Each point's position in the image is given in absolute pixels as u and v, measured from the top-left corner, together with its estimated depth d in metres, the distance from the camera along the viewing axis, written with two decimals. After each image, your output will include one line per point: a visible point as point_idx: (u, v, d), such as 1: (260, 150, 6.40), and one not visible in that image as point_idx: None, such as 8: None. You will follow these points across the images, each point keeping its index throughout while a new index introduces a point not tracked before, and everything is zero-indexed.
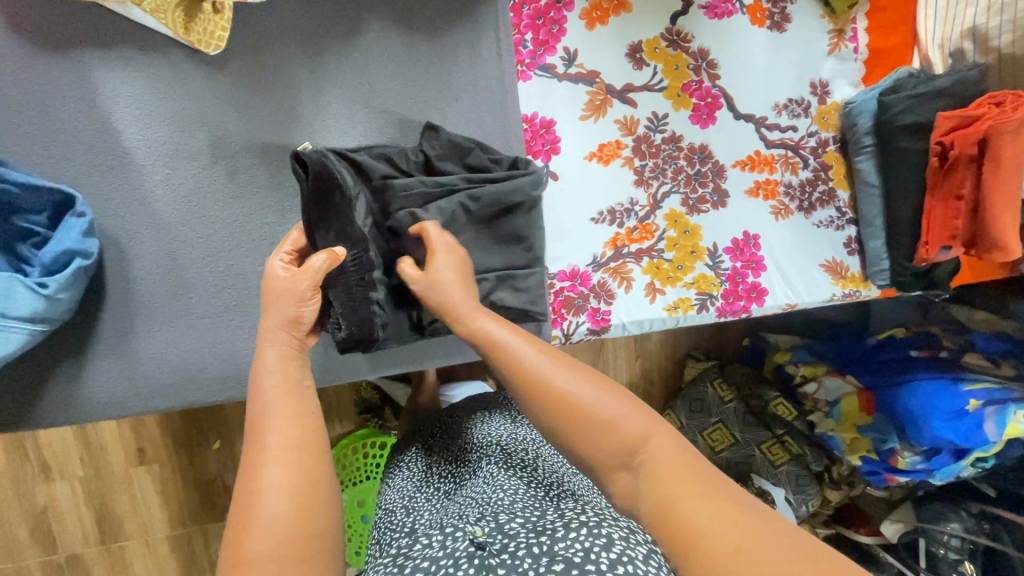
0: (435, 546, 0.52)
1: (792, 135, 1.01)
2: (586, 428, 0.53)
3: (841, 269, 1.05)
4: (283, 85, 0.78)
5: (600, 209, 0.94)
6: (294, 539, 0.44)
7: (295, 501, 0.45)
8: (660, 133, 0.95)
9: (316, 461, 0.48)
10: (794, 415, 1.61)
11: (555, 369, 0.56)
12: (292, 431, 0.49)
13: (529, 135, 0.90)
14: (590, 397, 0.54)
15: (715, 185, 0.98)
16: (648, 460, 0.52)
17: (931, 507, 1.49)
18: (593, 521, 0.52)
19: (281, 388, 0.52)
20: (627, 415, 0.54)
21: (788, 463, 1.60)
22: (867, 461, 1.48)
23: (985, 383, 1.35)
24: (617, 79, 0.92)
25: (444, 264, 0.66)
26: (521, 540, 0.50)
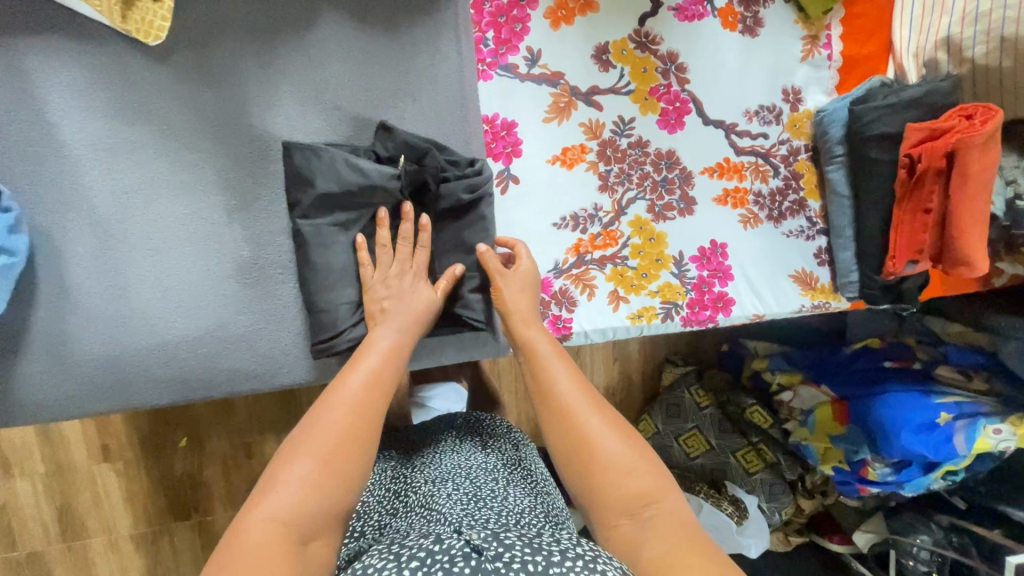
0: (427, 545, 0.50)
1: (763, 143, 0.99)
2: (603, 467, 0.59)
3: (810, 280, 1.03)
4: (230, 79, 0.75)
5: (563, 215, 0.91)
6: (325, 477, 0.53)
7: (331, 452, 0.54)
8: (626, 138, 0.92)
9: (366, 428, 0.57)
10: (769, 422, 1.62)
11: (590, 409, 0.62)
12: (357, 402, 0.58)
13: (490, 137, 0.87)
14: (615, 438, 0.60)
15: (682, 193, 0.96)
16: (657, 517, 0.56)
17: (902, 519, 1.48)
18: (589, 554, 0.51)
19: (368, 371, 0.62)
20: (645, 470, 0.58)
21: (761, 471, 1.60)
22: (840, 471, 1.47)
23: (956, 397, 1.35)
24: (582, 82, 0.89)
25: (511, 287, 0.76)
26: (517, 551, 0.48)
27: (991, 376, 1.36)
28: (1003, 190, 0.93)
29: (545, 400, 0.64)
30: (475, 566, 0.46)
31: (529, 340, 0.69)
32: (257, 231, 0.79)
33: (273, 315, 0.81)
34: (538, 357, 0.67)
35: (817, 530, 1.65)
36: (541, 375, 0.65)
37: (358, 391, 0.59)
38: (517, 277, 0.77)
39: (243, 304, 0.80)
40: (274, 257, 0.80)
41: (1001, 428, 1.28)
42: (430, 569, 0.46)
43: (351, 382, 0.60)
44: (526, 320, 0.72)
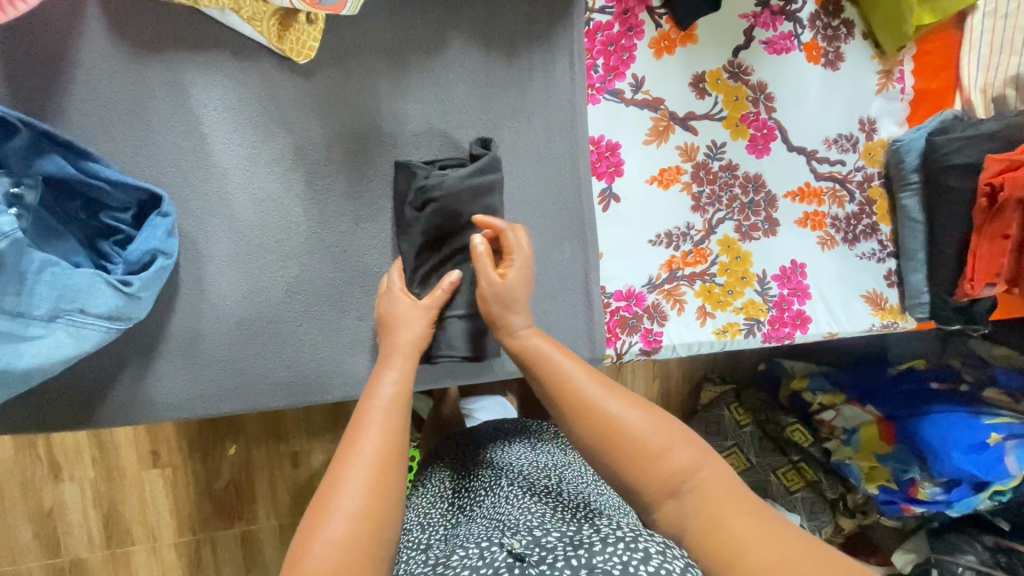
0: (473, 556, 0.55)
1: (840, 169, 1.04)
2: (635, 448, 0.56)
3: (880, 301, 1.08)
4: (366, 97, 0.80)
5: (658, 232, 0.95)
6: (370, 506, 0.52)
7: (378, 470, 0.54)
8: (717, 161, 0.97)
9: (401, 437, 0.59)
10: (809, 442, 1.63)
11: (605, 392, 0.60)
12: (385, 429, 0.58)
13: (594, 157, 0.91)
14: (643, 415, 0.59)
15: (766, 214, 1.01)
16: (698, 486, 0.55)
17: (946, 539, 1.51)
18: (630, 536, 0.53)
19: (387, 398, 0.62)
20: (678, 441, 0.57)
21: (802, 489, 1.63)
22: (883, 491, 1.50)
23: (1005, 418, 1.39)
24: (680, 107, 0.94)
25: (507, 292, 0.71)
26: (559, 553, 0.51)
27: None
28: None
29: (559, 401, 0.62)
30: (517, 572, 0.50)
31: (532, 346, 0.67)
32: (381, 241, 0.82)
33: None
34: (542, 360, 0.66)
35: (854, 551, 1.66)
36: (550, 374, 0.64)
37: (385, 412, 0.60)
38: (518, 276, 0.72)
39: (364, 310, 0.83)
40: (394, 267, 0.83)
41: None
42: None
43: (377, 408, 0.60)
44: (520, 320, 0.70)
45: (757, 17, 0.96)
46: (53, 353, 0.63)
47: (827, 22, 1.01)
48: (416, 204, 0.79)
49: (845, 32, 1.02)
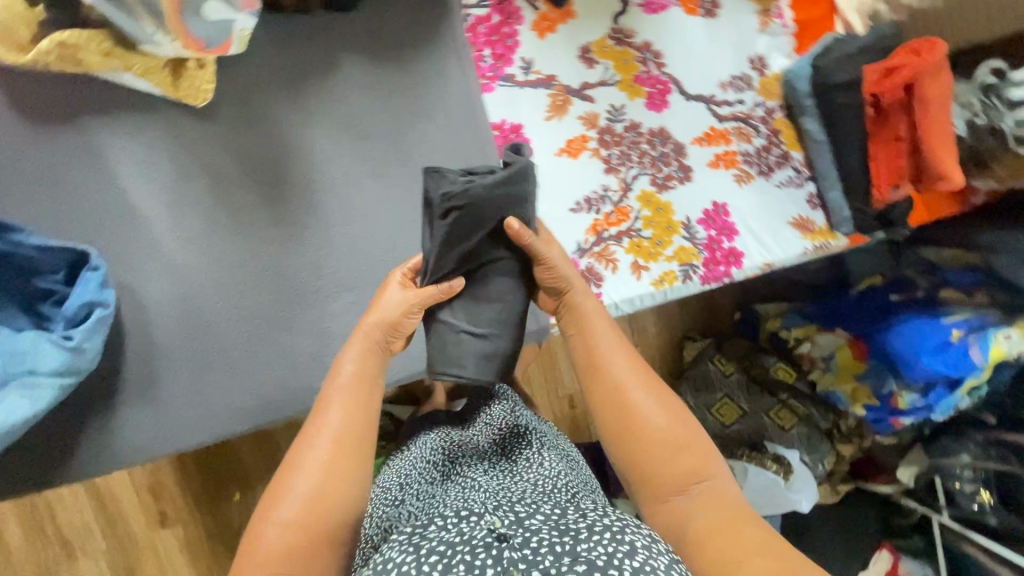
0: (449, 531, 0.52)
1: (741, 108, 1.09)
2: (663, 446, 0.63)
3: (808, 224, 1.12)
4: (270, 125, 0.84)
5: (577, 199, 1.01)
6: (322, 494, 0.59)
7: (336, 450, 0.61)
8: (620, 123, 1.02)
9: (361, 420, 0.64)
10: (794, 377, 1.73)
11: (641, 388, 0.66)
12: (343, 418, 0.63)
13: (501, 140, 0.96)
14: (676, 419, 0.65)
15: (678, 163, 1.06)
16: (707, 492, 0.62)
17: (940, 445, 1.56)
18: (617, 527, 0.53)
19: (348, 381, 0.66)
20: (702, 451, 0.64)
21: (796, 425, 1.70)
22: (872, 409, 1.55)
23: (963, 314, 1.43)
24: (573, 80, 0.99)
25: (559, 263, 0.74)
26: (544, 539, 0.50)
27: (993, 291, 1.43)
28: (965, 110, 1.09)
29: (601, 382, 0.67)
30: (496, 555, 0.47)
31: (586, 323, 0.71)
32: (312, 257, 0.87)
33: (336, 331, 0.88)
34: (591, 337, 0.70)
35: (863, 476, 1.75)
36: (595, 354, 0.69)
37: (346, 399, 0.64)
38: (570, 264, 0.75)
39: (309, 325, 0.87)
40: (329, 278, 0.87)
41: (1010, 334, 1.36)
42: (454, 557, 0.48)
43: (338, 395, 0.64)
44: (579, 290, 0.74)
45: None
46: (10, 414, 0.66)
47: None
48: (439, 211, 0.70)
49: None
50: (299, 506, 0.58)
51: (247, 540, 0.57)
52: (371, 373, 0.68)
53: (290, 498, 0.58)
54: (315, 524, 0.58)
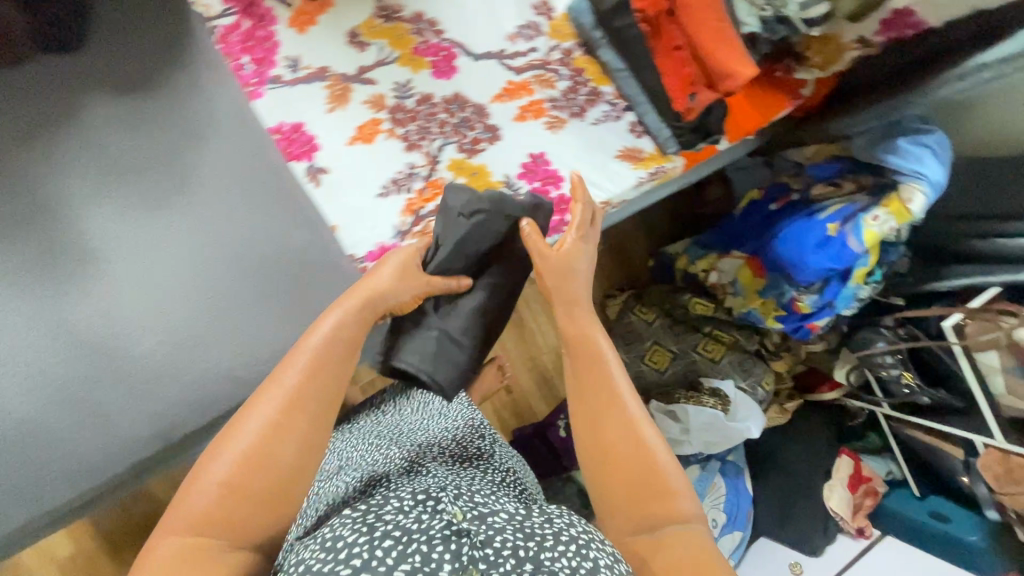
0: (408, 516, 0.57)
1: (536, 56, 1.08)
2: (636, 480, 0.71)
3: (636, 153, 1.12)
4: (18, 184, 0.81)
5: (383, 183, 0.98)
6: (259, 457, 0.61)
7: (285, 416, 0.64)
8: (411, 98, 1.00)
9: (314, 395, 0.67)
10: (713, 308, 1.80)
11: (645, 424, 0.75)
12: (303, 379, 0.67)
13: (283, 142, 0.94)
14: (662, 462, 0.72)
15: (482, 124, 1.04)
16: (675, 534, 0.68)
17: (859, 337, 1.61)
18: (584, 540, 0.61)
19: (319, 347, 0.69)
20: (676, 496, 0.71)
21: (726, 354, 1.80)
22: (784, 321, 1.57)
23: (835, 206, 1.42)
24: (348, 67, 0.97)
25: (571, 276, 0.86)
26: (509, 540, 0.58)
27: (856, 175, 1.43)
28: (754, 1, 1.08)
29: (608, 407, 0.76)
30: (453, 550, 0.55)
31: (603, 359, 0.80)
32: (102, 306, 0.83)
33: (147, 375, 0.85)
34: (604, 365, 0.80)
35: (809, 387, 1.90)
36: (604, 381, 0.78)
37: (307, 370, 0.67)
38: (580, 290, 0.87)
39: (114, 375, 0.83)
40: (126, 323, 0.84)
41: (879, 214, 1.33)
42: (409, 545, 0.55)
43: (300, 360, 0.67)
44: (598, 332, 0.83)
45: None
46: None
47: None
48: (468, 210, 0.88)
49: None
50: (233, 462, 0.61)
51: (185, 486, 0.61)
52: (339, 347, 0.71)
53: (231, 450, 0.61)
54: (250, 479, 0.61)
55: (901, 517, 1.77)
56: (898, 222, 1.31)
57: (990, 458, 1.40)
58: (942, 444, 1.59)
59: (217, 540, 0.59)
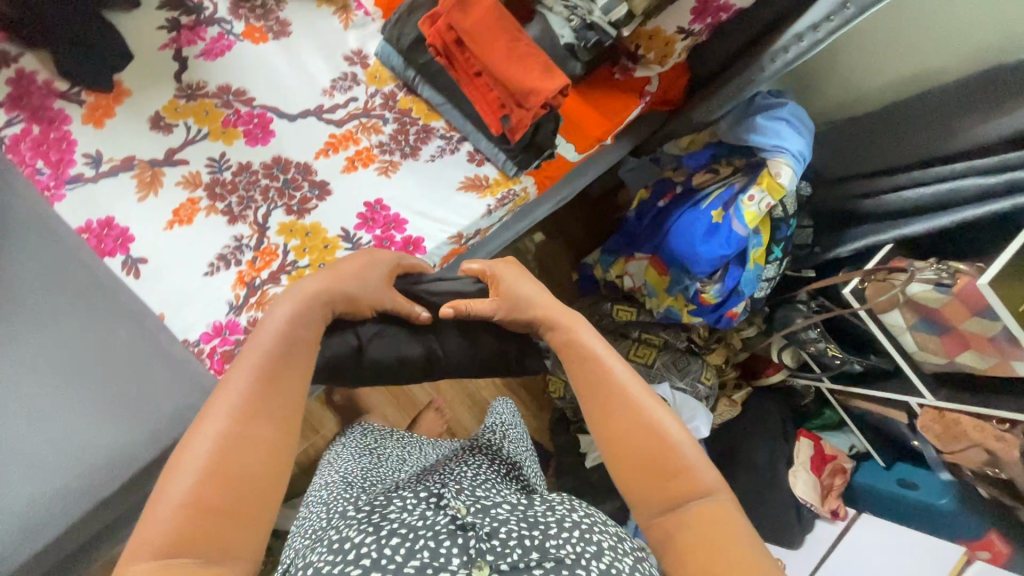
0: (412, 515, 0.64)
1: (357, 105, 1.07)
2: (647, 462, 0.70)
3: (481, 181, 1.11)
4: None
5: (209, 261, 0.96)
6: (216, 464, 0.57)
7: (237, 415, 0.61)
8: (228, 171, 0.99)
9: (270, 387, 0.65)
10: (636, 312, 1.75)
11: (648, 404, 0.74)
12: (257, 377, 0.65)
13: (93, 240, 0.92)
14: (674, 441, 0.71)
15: (309, 183, 1.02)
16: (697, 510, 0.66)
17: (780, 315, 1.56)
18: (586, 524, 0.66)
19: (272, 337, 0.68)
20: (691, 471, 0.69)
21: (658, 356, 1.74)
22: (701, 314, 1.52)
23: (716, 192, 1.39)
24: (156, 152, 0.96)
25: (517, 290, 0.87)
26: (515, 531, 0.63)
27: (731, 158, 1.42)
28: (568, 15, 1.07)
29: (601, 390, 0.76)
30: (460, 543, 0.60)
31: (590, 346, 0.79)
32: None
33: None
34: (592, 352, 0.79)
35: (757, 372, 1.85)
36: (594, 366, 0.78)
37: (257, 364, 0.65)
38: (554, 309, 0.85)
39: None
40: None
41: (754, 193, 1.31)
42: (416, 541, 0.60)
43: (251, 354, 0.65)
44: (577, 323, 0.83)
45: (178, 40, 0.99)
46: None
47: (250, 5, 1.04)
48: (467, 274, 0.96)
49: (274, 3, 1.05)
50: (195, 478, 0.57)
51: (149, 507, 0.56)
52: (297, 337, 0.70)
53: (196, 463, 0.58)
54: (220, 488, 0.57)
55: (874, 492, 1.68)
56: (773, 197, 1.29)
57: (927, 418, 1.33)
58: (887, 411, 1.52)
59: (195, 560, 0.54)
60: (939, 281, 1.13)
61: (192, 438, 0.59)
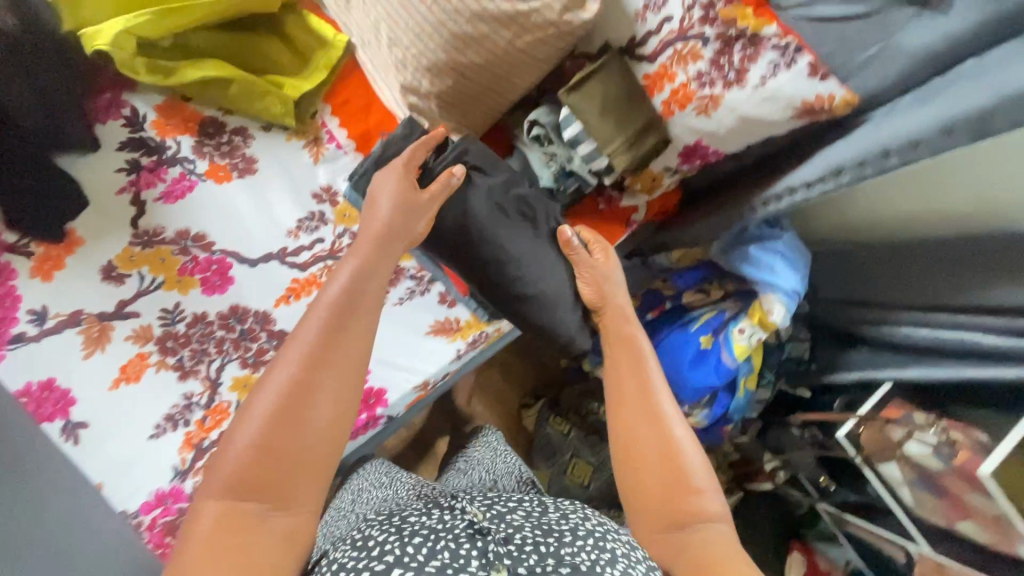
0: (431, 517, 0.67)
1: (323, 246, 1.02)
2: (663, 475, 0.77)
3: (451, 324, 1.06)
4: None
5: (157, 421, 0.91)
6: (282, 412, 0.66)
7: (306, 369, 0.69)
8: (181, 322, 0.94)
9: (338, 343, 0.72)
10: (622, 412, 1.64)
11: (676, 418, 0.81)
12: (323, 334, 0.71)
13: (32, 404, 0.86)
14: (688, 460, 0.77)
15: (268, 332, 0.97)
16: (696, 533, 0.73)
17: (774, 436, 1.47)
18: (599, 533, 0.69)
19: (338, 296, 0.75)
20: (698, 495, 0.75)
21: None
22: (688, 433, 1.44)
23: (706, 315, 1.33)
24: (107, 304, 0.92)
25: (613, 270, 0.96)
26: (529, 538, 0.66)
27: (722, 280, 1.37)
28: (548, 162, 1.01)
29: (638, 395, 0.84)
30: (478, 546, 0.63)
31: (640, 350, 0.88)
32: None
33: None
34: (639, 356, 0.88)
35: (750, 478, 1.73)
36: (638, 375, 0.86)
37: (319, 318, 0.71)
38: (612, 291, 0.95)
39: None
40: None
41: (745, 325, 1.25)
42: (438, 542, 0.64)
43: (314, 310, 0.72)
44: (634, 333, 0.91)
45: (137, 183, 0.95)
46: None
47: (216, 142, 1.00)
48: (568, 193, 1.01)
49: (240, 138, 1.01)
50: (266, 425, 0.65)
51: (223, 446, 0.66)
52: (358, 297, 0.76)
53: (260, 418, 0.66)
54: (285, 432, 0.66)
55: None
56: (763, 331, 1.23)
57: (926, 568, 1.24)
58: (884, 544, 1.42)
59: (259, 506, 0.64)
60: (938, 446, 1.08)
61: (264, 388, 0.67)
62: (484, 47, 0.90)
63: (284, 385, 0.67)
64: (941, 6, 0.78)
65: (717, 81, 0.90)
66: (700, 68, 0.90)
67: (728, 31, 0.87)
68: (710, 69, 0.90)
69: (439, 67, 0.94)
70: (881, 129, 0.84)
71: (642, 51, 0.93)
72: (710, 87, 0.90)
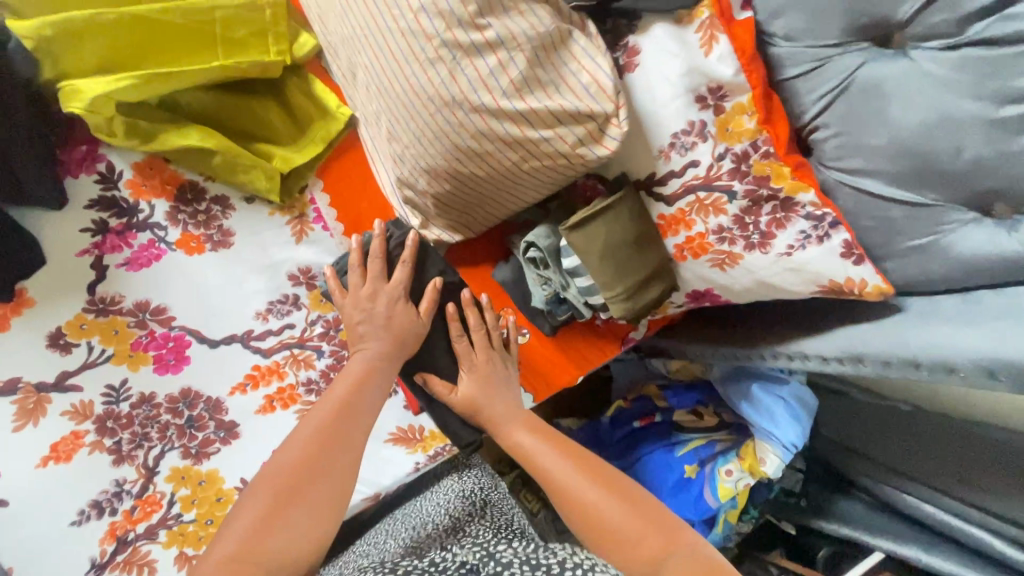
0: (421, 566, 0.65)
1: (292, 333, 0.97)
2: (637, 522, 0.76)
3: (414, 433, 1.01)
4: None
5: (80, 508, 0.84)
6: (289, 479, 0.71)
7: (312, 443, 0.75)
8: (125, 401, 0.88)
9: (344, 428, 0.78)
10: None
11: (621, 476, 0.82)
12: (330, 418, 0.78)
13: None
14: (648, 502, 0.78)
15: (217, 422, 0.92)
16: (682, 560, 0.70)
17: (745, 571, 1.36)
18: (588, 565, 0.63)
19: (345, 384, 0.82)
20: (673, 528, 0.75)
21: None
22: None
23: (694, 442, 1.25)
24: (47, 374, 0.85)
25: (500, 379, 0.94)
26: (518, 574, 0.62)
27: (717, 406, 1.28)
28: (542, 284, 0.94)
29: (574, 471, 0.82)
30: None
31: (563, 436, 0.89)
32: None
33: None
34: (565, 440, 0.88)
35: None
36: (575, 451, 0.85)
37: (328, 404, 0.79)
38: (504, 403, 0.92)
39: None
40: None
41: (733, 467, 1.17)
42: None
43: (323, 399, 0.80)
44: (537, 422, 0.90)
45: (101, 245, 0.90)
46: None
47: (192, 210, 0.95)
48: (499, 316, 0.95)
49: (219, 209, 0.96)
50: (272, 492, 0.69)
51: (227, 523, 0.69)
52: (368, 396, 0.83)
53: (265, 488, 0.70)
54: (287, 498, 0.69)
55: None
56: (753, 477, 1.14)
57: None
58: None
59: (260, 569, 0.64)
60: None
61: (276, 461, 0.73)
62: (487, 163, 0.81)
63: (290, 460, 0.72)
64: (1007, 218, 0.67)
65: (738, 240, 0.81)
66: (721, 223, 0.81)
67: (758, 190, 0.78)
68: (733, 226, 0.81)
69: (437, 172, 0.85)
70: (914, 331, 0.74)
71: (661, 190, 0.83)
72: (729, 244, 0.81)
